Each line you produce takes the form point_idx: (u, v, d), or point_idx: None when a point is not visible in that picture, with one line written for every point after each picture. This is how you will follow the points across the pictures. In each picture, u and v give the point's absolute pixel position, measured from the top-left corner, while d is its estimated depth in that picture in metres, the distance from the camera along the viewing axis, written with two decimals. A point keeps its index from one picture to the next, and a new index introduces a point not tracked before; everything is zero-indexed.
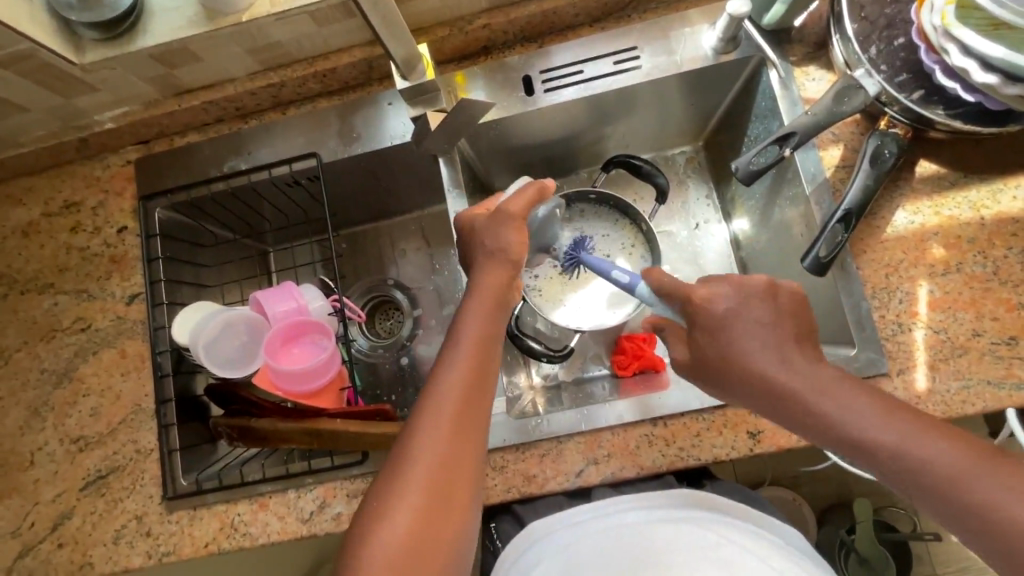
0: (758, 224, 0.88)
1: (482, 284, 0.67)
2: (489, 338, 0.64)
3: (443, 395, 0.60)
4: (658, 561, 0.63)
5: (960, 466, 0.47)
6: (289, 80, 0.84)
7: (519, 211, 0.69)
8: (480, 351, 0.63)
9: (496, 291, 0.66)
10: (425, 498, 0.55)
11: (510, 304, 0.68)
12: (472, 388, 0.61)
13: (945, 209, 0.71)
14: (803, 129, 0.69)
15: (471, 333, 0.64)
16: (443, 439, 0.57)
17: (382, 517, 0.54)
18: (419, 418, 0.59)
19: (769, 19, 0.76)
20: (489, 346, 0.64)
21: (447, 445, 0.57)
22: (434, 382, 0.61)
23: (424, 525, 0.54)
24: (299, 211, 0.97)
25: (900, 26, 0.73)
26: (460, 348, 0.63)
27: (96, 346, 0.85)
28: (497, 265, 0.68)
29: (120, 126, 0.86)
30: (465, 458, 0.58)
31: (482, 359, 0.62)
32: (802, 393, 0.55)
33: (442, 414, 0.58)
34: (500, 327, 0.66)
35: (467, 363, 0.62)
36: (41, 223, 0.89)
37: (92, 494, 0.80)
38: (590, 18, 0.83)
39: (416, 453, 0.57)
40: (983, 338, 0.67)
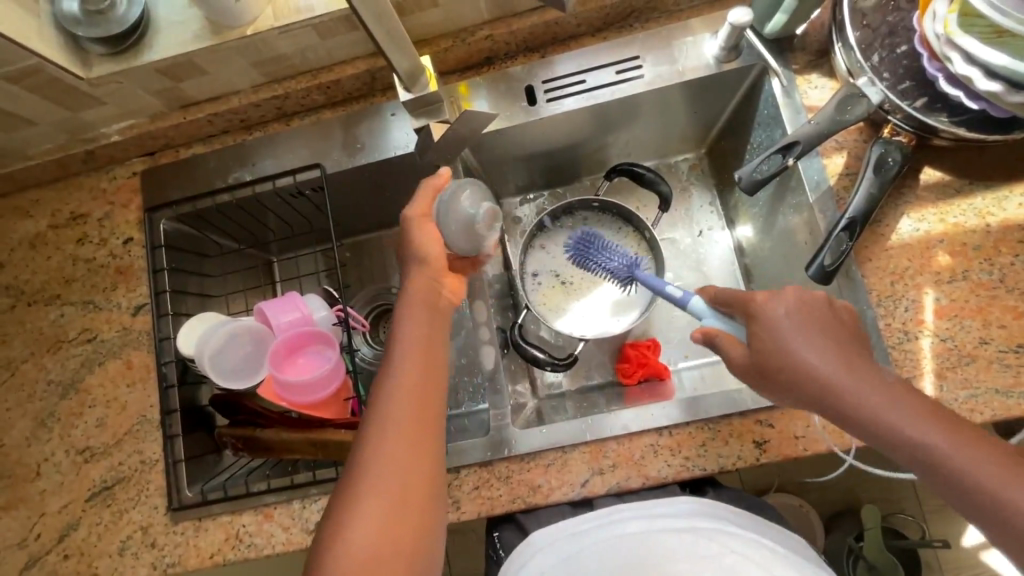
0: (762, 231, 0.88)
1: (413, 293, 0.67)
2: (427, 341, 0.65)
3: (389, 405, 0.60)
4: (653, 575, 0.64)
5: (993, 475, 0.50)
6: (293, 92, 0.84)
7: (419, 212, 0.69)
8: (422, 357, 0.64)
9: (428, 296, 0.67)
10: (384, 509, 0.56)
11: (445, 305, 0.68)
12: (419, 395, 0.61)
13: (950, 216, 0.71)
14: (806, 138, 0.69)
15: (408, 341, 0.64)
16: (394, 451, 0.58)
17: (341, 532, 0.55)
18: (368, 432, 0.59)
19: (771, 28, 0.76)
20: (431, 351, 0.64)
21: (400, 454, 0.58)
22: (378, 394, 0.62)
23: (387, 534, 0.55)
24: (304, 221, 0.97)
25: (903, 34, 0.73)
26: (400, 355, 0.63)
27: (103, 357, 0.85)
28: (420, 271, 0.68)
29: (126, 139, 0.87)
30: (421, 463, 0.58)
31: (425, 366, 0.63)
32: (947, 461, 0.51)
33: (391, 427, 0.59)
34: (438, 329, 0.67)
35: (412, 369, 0.62)
36: (48, 234, 0.90)
37: (98, 505, 0.81)
38: (592, 28, 0.83)
39: (370, 468, 0.57)
40: (991, 346, 0.67)
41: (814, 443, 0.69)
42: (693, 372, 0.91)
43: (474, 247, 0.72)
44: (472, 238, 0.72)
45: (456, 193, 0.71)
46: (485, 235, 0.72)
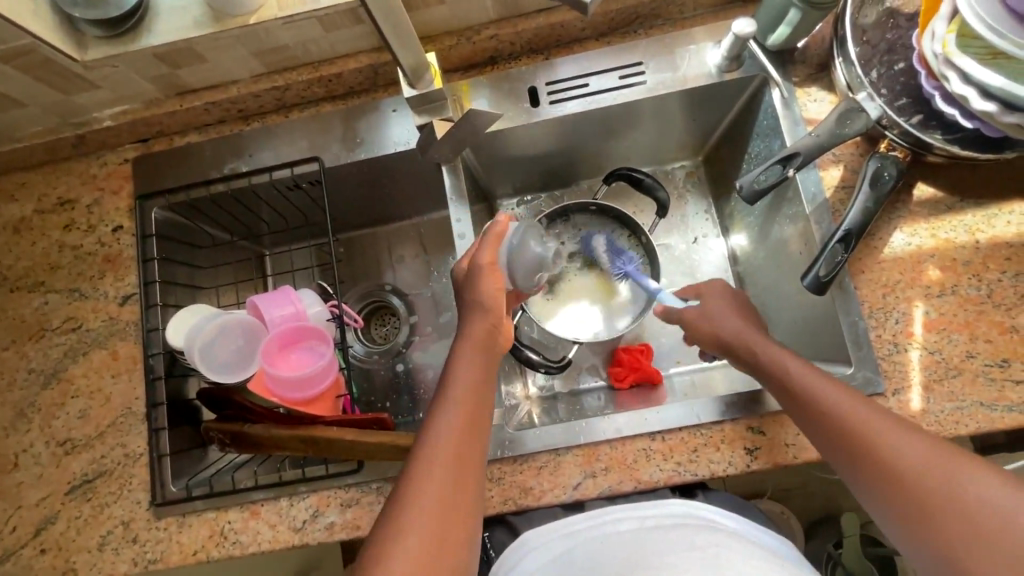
0: (757, 240, 0.89)
1: (467, 331, 0.68)
2: (481, 380, 0.65)
3: (440, 439, 0.60)
4: (640, 565, 0.58)
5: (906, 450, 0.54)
6: (293, 84, 0.83)
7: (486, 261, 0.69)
8: (475, 396, 0.64)
9: (482, 339, 0.67)
10: (426, 540, 0.54)
11: (499, 350, 0.69)
12: (466, 434, 0.61)
13: (941, 231, 0.72)
14: (808, 149, 0.69)
15: (461, 380, 0.65)
16: (439, 485, 0.57)
17: (380, 561, 0.53)
18: (416, 463, 0.59)
19: (773, 40, 0.76)
20: (480, 389, 0.65)
21: (446, 488, 0.57)
22: (428, 429, 0.62)
23: (427, 569, 0.53)
24: (299, 215, 0.96)
25: (901, 51, 0.74)
26: (453, 393, 0.63)
27: (87, 347, 0.83)
28: (481, 314, 0.68)
29: (120, 124, 0.85)
30: (463, 500, 0.58)
31: (475, 402, 0.63)
32: (829, 410, 0.60)
33: (439, 459, 0.59)
34: (491, 371, 0.67)
35: (463, 403, 0.63)
36: (33, 219, 0.87)
37: (77, 498, 0.79)
38: (597, 33, 0.83)
39: (415, 499, 0.56)
40: (977, 360, 0.69)
41: (804, 451, 0.70)
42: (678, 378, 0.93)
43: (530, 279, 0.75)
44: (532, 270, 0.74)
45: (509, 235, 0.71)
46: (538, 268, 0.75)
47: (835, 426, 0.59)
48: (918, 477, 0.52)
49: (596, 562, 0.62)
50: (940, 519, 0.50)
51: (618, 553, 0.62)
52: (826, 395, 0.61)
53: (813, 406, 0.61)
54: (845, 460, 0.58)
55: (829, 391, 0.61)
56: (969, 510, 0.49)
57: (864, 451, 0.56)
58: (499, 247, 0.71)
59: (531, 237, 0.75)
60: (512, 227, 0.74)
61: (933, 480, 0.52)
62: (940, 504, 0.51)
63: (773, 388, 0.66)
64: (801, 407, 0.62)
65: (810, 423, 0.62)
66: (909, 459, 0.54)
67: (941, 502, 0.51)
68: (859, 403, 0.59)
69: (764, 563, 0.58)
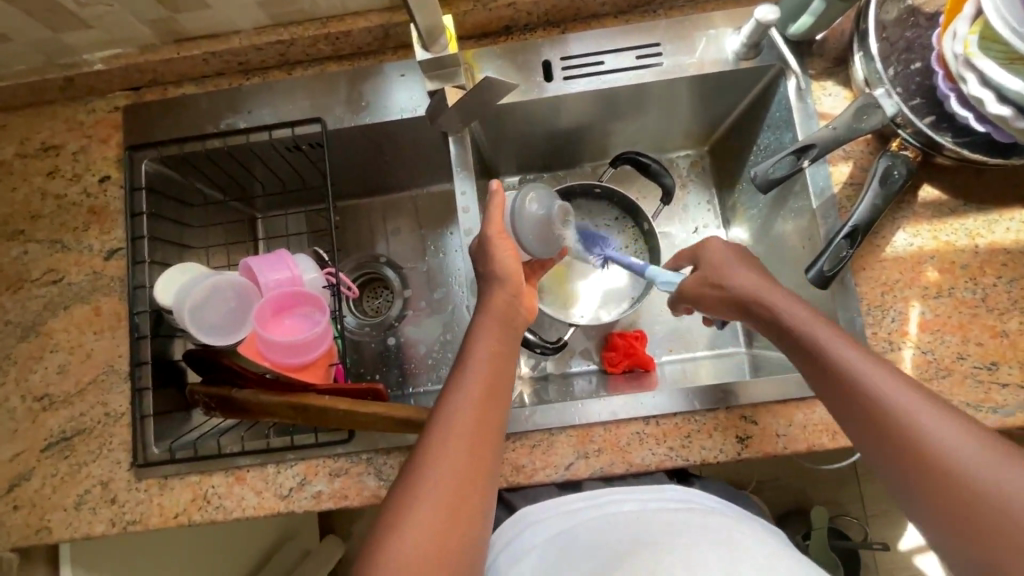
0: (758, 233, 0.89)
1: (489, 307, 0.67)
2: (500, 354, 0.64)
3: (456, 415, 0.59)
4: (640, 544, 0.59)
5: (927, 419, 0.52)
6: (299, 39, 0.80)
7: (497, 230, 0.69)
8: (493, 374, 0.63)
9: (503, 312, 0.67)
10: (438, 512, 0.54)
11: (519, 322, 0.68)
12: (484, 410, 0.60)
13: (943, 234, 0.73)
14: (824, 142, 0.68)
15: (481, 355, 0.63)
16: (457, 459, 0.57)
17: (394, 531, 0.53)
18: (431, 436, 0.58)
19: (795, 30, 0.75)
20: (500, 369, 0.63)
21: (461, 463, 0.57)
22: (444, 402, 0.61)
23: (437, 540, 0.53)
24: (297, 178, 0.93)
25: (919, 51, 0.73)
26: (471, 366, 0.63)
27: (68, 300, 0.80)
28: (497, 286, 0.68)
29: (111, 69, 0.81)
30: (477, 476, 0.57)
31: (494, 380, 0.62)
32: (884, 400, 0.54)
33: (454, 435, 0.58)
34: (512, 347, 0.66)
35: (482, 377, 0.62)
36: (14, 164, 0.83)
37: (54, 456, 0.76)
38: (615, 10, 0.82)
39: (431, 472, 0.56)
40: (966, 361, 0.70)
41: (793, 442, 0.71)
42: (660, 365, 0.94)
43: (540, 243, 0.76)
44: (541, 235, 0.76)
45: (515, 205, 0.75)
46: (548, 232, 0.77)
47: (854, 390, 0.56)
48: (950, 456, 0.50)
49: (595, 540, 0.62)
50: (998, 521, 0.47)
51: (617, 531, 0.63)
52: (849, 363, 0.57)
53: (865, 395, 0.55)
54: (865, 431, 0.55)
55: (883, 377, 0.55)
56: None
57: (917, 447, 0.52)
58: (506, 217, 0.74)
59: (532, 193, 0.76)
60: (512, 195, 0.77)
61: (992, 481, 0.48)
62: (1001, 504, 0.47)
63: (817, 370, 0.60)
64: (823, 373, 0.59)
65: (826, 388, 0.59)
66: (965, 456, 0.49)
67: (965, 482, 0.49)
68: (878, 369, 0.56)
69: (776, 550, 0.58)
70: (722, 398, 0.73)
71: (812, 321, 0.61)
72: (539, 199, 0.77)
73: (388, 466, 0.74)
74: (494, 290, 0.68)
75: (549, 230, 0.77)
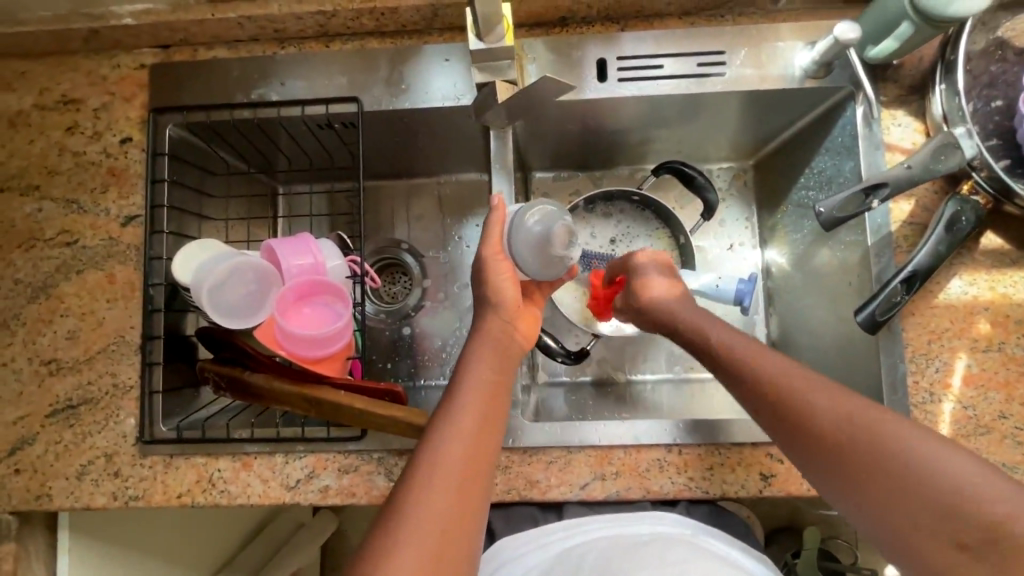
0: (796, 260, 0.85)
1: (484, 334, 0.65)
2: (496, 381, 0.61)
3: (445, 450, 0.53)
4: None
5: (815, 395, 0.54)
6: (342, 11, 0.75)
7: (490, 257, 0.68)
8: (485, 409, 0.58)
9: (498, 340, 0.64)
10: (425, 558, 0.47)
11: (515, 351, 0.66)
12: (479, 436, 0.56)
13: (1000, 285, 0.70)
14: (896, 181, 0.65)
15: (475, 381, 0.60)
16: (446, 485, 0.51)
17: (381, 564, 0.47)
18: (414, 474, 0.52)
19: (875, 53, 0.70)
20: (494, 402, 0.59)
21: (450, 497, 0.51)
22: (435, 428, 0.56)
23: None
24: (324, 156, 0.89)
25: (1002, 87, 0.68)
26: (466, 391, 0.59)
27: (81, 265, 0.77)
28: (492, 313, 0.66)
29: (140, 25, 0.76)
30: (467, 511, 0.51)
31: (486, 413, 0.57)
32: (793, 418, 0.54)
33: (440, 472, 0.52)
34: (506, 377, 0.62)
35: (477, 404, 0.58)
36: (32, 115, 0.79)
37: (59, 423, 0.74)
38: (681, 10, 0.77)
39: (419, 499, 0.50)
40: (1007, 421, 0.67)
41: None
42: (682, 385, 0.91)
43: (543, 267, 0.69)
44: (546, 256, 0.69)
45: (517, 221, 0.68)
46: (557, 255, 0.69)
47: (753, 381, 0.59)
48: (841, 427, 0.51)
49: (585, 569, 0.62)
50: (900, 503, 0.46)
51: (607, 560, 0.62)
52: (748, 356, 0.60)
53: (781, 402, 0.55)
54: (781, 430, 0.56)
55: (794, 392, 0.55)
56: (927, 486, 0.45)
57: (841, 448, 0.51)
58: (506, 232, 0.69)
59: (537, 208, 0.68)
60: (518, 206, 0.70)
61: (900, 469, 0.47)
62: (908, 487, 0.46)
63: (724, 378, 0.62)
64: (730, 375, 0.61)
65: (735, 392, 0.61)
66: (866, 435, 0.50)
67: (864, 449, 0.49)
68: (765, 356, 0.60)
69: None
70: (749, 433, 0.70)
71: (723, 332, 0.65)
72: (546, 215, 0.69)
73: (399, 468, 0.72)
74: (488, 320, 0.66)
75: (548, 252, 0.68)
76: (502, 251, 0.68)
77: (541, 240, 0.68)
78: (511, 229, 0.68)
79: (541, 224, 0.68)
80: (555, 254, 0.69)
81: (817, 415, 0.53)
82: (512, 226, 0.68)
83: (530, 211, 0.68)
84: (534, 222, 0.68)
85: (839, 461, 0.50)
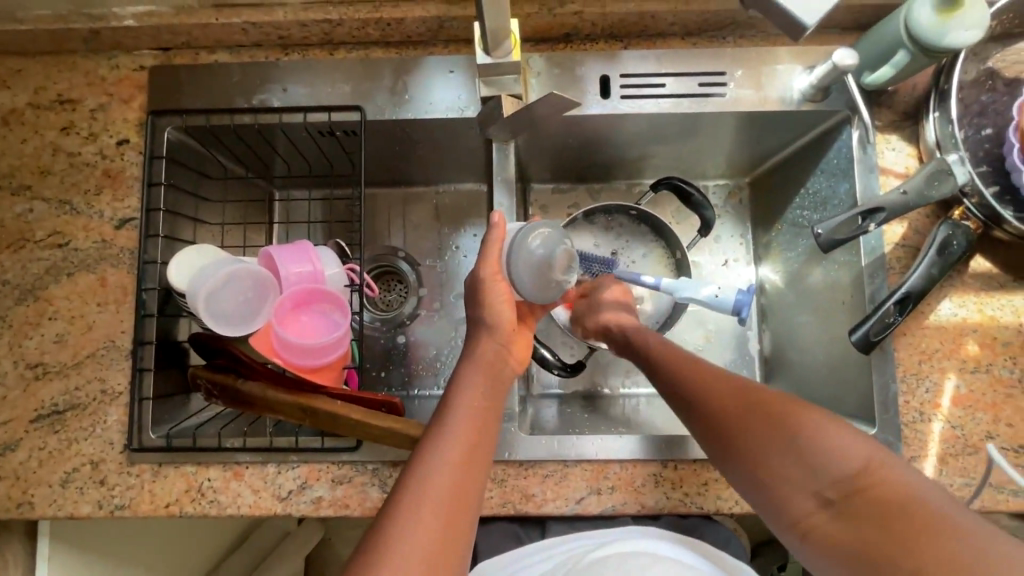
0: (790, 278, 0.86)
1: (476, 358, 0.64)
2: (488, 402, 0.60)
3: (434, 470, 0.53)
4: None
5: (719, 378, 0.61)
6: (348, 20, 0.75)
7: (490, 273, 0.67)
8: (476, 429, 0.57)
9: (492, 361, 0.64)
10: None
11: (510, 371, 0.65)
12: (469, 459, 0.55)
13: (988, 307, 0.71)
14: (893, 206, 0.66)
15: (467, 403, 0.59)
16: (432, 508, 0.51)
17: None
18: (399, 500, 0.51)
19: (872, 79, 0.72)
20: (484, 424, 0.58)
21: (438, 522, 0.50)
22: (424, 449, 0.55)
23: None
24: (324, 163, 0.89)
25: (992, 116, 0.70)
26: (456, 412, 0.58)
27: (72, 267, 0.76)
28: (489, 333, 0.65)
29: (142, 26, 0.75)
30: (454, 537, 0.50)
31: (476, 434, 0.57)
32: (718, 415, 0.58)
33: (427, 496, 0.51)
34: (498, 400, 0.62)
35: (467, 426, 0.57)
36: (26, 113, 0.78)
37: (43, 429, 0.73)
38: (683, 31, 0.78)
39: (404, 523, 0.49)
40: (994, 441, 0.69)
41: None
42: None
43: (541, 289, 0.70)
44: (545, 279, 0.69)
45: (518, 242, 0.68)
46: (555, 279, 0.70)
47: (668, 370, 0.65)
48: (740, 403, 0.58)
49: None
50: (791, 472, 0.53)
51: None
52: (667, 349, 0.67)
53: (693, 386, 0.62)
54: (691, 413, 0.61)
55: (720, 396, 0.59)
56: (811, 455, 0.52)
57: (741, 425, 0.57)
58: (505, 252, 0.69)
59: (538, 230, 0.69)
60: (518, 227, 0.70)
61: (790, 441, 0.54)
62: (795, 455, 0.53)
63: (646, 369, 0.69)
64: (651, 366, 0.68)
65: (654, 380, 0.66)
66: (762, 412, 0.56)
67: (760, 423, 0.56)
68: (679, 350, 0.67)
69: None
70: None
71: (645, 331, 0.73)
72: (546, 238, 0.69)
73: (393, 479, 0.72)
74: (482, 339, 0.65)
75: (547, 275, 0.69)
76: (500, 272, 0.68)
77: (541, 263, 0.69)
78: (510, 250, 0.69)
79: (541, 247, 0.69)
80: (554, 277, 0.70)
81: (721, 394, 0.59)
82: (511, 246, 0.68)
83: (529, 233, 0.69)
84: (535, 245, 0.68)
85: (741, 436, 0.56)
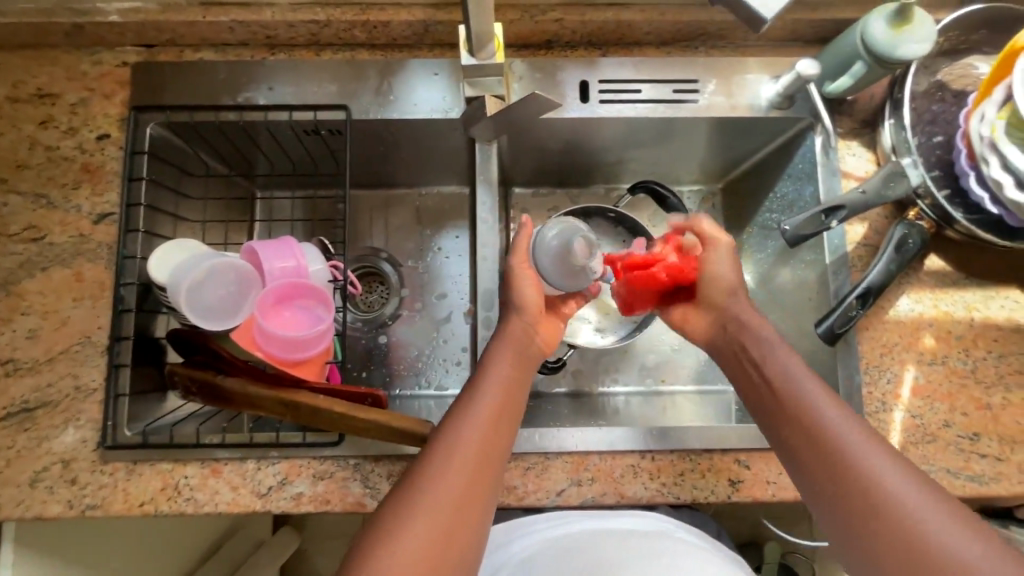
0: (761, 278, 0.90)
1: (505, 334, 0.68)
2: (512, 381, 0.63)
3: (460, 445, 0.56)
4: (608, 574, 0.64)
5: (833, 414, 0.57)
6: (335, 22, 0.77)
7: None
8: (500, 409, 0.60)
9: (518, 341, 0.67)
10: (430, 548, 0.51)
11: (533, 355, 0.68)
12: (490, 436, 0.58)
13: (942, 303, 0.76)
14: (853, 205, 0.70)
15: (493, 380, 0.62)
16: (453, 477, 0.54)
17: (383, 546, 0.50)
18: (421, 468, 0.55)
19: (832, 88, 0.77)
20: (509, 401, 0.62)
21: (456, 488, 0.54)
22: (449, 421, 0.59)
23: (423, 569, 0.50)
24: (308, 162, 0.90)
25: (942, 125, 0.76)
26: (487, 389, 0.61)
27: (47, 261, 0.75)
28: (517, 313, 0.69)
29: (127, 22, 0.76)
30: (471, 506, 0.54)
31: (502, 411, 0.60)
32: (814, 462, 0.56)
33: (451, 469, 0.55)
34: (523, 382, 0.64)
35: (492, 405, 0.60)
36: (3, 106, 0.77)
37: (12, 427, 0.71)
38: (658, 40, 0.82)
39: (427, 489, 0.53)
40: (951, 429, 0.73)
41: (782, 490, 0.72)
42: (653, 398, 0.94)
43: (570, 276, 0.74)
44: (571, 266, 0.74)
45: (541, 239, 0.74)
46: (582, 265, 0.74)
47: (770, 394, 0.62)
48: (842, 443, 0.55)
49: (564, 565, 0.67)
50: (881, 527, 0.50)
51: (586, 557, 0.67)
52: (773, 366, 0.63)
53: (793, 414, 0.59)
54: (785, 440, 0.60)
55: (838, 432, 0.56)
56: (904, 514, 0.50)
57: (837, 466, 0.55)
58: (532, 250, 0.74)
59: (555, 226, 0.75)
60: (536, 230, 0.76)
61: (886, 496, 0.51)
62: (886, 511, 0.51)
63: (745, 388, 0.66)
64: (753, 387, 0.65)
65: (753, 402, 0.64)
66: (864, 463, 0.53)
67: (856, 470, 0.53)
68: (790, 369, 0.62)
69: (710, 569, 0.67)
70: (719, 440, 0.73)
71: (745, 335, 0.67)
72: (564, 229, 0.75)
73: (376, 474, 0.72)
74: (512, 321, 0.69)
75: (571, 262, 0.74)
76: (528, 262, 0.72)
77: (565, 252, 0.73)
78: (536, 248, 0.74)
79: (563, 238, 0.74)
80: (580, 263, 0.74)
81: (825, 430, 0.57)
82: (536, 244, 0.74)
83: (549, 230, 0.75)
84: (557, 236, 0.74)
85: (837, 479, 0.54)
